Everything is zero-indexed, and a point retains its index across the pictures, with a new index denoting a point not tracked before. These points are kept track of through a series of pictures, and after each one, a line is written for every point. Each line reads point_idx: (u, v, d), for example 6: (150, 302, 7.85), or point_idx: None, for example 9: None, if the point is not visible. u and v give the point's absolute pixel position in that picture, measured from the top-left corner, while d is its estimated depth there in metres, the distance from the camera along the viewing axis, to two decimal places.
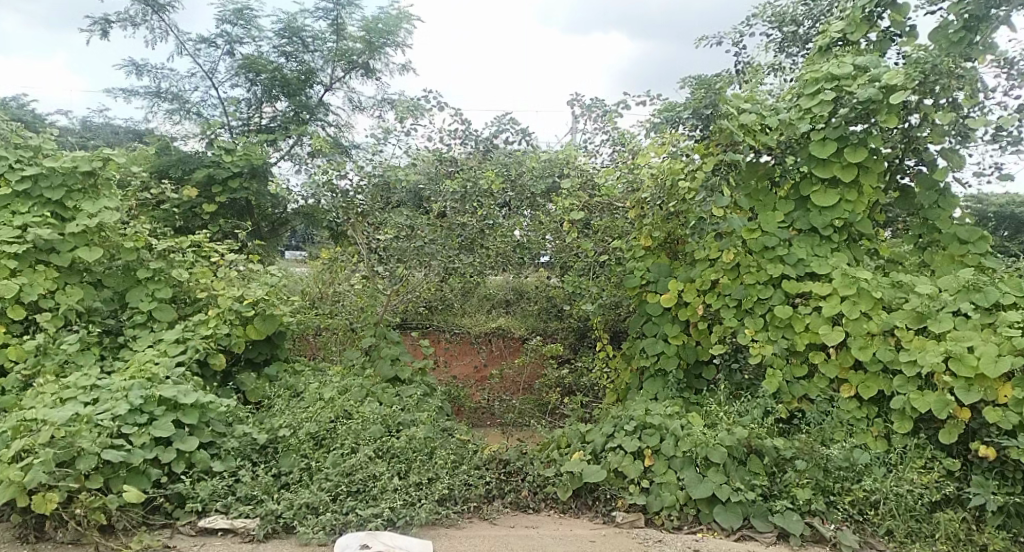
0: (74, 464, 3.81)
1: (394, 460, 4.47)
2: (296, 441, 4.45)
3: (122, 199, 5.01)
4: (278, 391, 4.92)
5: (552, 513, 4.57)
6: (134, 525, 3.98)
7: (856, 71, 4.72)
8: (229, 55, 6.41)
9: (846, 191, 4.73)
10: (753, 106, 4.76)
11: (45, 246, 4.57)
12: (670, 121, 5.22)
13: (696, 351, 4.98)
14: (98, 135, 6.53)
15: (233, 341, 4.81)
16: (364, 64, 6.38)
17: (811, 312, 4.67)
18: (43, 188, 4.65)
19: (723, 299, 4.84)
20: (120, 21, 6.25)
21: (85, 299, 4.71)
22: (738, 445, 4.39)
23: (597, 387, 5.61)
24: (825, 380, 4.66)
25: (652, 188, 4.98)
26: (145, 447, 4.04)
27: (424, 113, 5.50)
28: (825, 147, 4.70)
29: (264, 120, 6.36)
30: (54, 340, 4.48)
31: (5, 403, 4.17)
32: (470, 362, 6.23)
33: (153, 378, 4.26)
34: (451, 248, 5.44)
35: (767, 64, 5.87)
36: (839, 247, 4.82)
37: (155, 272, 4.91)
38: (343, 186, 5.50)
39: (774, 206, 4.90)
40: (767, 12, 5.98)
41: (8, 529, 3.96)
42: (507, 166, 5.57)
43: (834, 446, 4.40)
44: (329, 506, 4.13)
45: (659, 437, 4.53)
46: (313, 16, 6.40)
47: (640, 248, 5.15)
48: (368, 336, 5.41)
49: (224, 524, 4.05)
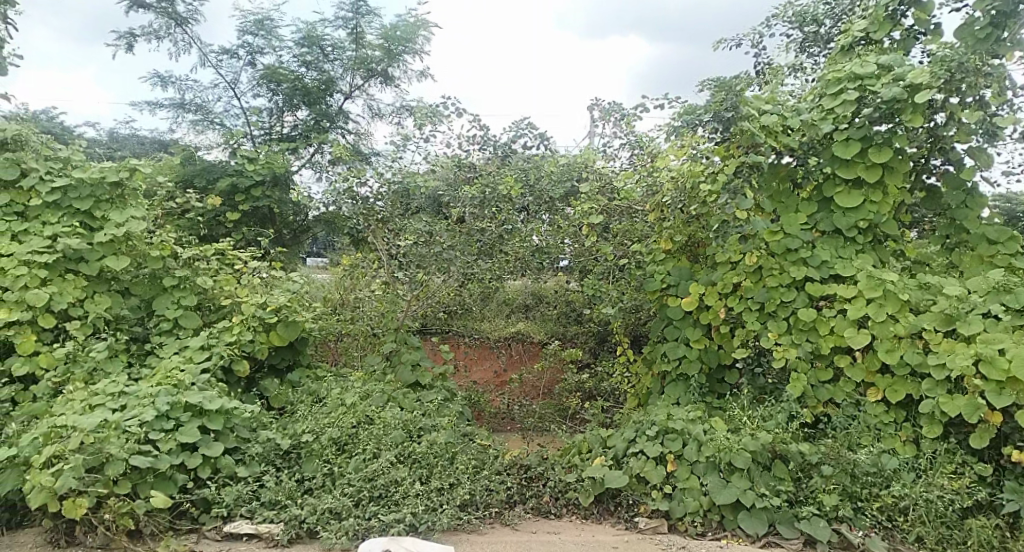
0: (103, 470, 3.88)
1: (416, 465, 4.50)
2: (319, 447, 4.50)
3: (149, 209, 5.10)
4: (301, 397, 4.97)
5: (574, 519, 4.55)
6: (161, 530, 4.04)
7: (880, 70, 4.66)
8: (251, 66, 6.49)
9: (871, 192, 4.68)
10: (775, 107, 4.78)
11: (74, 256, 4.68)
12: (690, 124, 5.00)
13: (718, 354, 4.94)
14: (124, 146, 6.65)
15: (256, 347, 4.87)
16: (383, 72, 6.46)
17: (836, 315, 4.61)
18: (71, 199, 4.76)
19: (746, 302, 4.80)
20: (145, 35, 6.36)
21: (113, 307, 4.80)
22: (762, 450, 4.34)
23: (617, 392, 5.56)
24: (851, 384, 4.60)
25: (673, 192, 4.95)
26: (172, 453, 4.10)
27: (443, 119, 5.52)
28: (849, 147, 4.65)
29: (286, 128, 6.42)
30: (83, 348, 4.57)
31: (36, 411, 4.23)
32: (491, 367, 6.25)
33: (179, 385, 4.33)
34: (470, 254, 5.43)
35: (788, 64, 5.82)
36: (865, 249, 4.76)
37: (181, 280, 4.99)
38: (364, 193, 5.57)
39: (797, 208, 4.86)
40: (788, 12, 5.94)
41: (40, 534, 4.03)
42: (525, 171, 5.55)
43: (862, 451, 4.34)
44: (352, 511, 4.15)
45: (681, 442, 4.50)
46: (333, 25, 6.46)
47: (660, 251, 5.12)
48: (389, 341, 5.42)
49: (249, 529, 4.09)
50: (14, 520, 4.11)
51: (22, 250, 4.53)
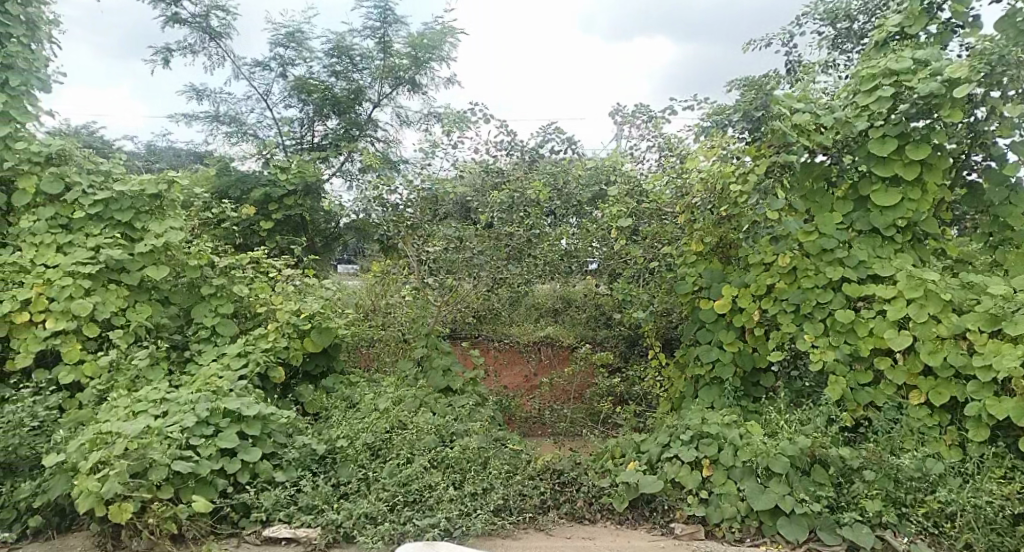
0: (146, 475, 3.97)
1: (449, 470, 4.54)
2: (353, 452, 4.57)
3: (187, 219, 5.24)
4: (334, 402, 5.04)
5: (609, 525, 4.50)
6: (203, 534, 4.11)
7: (916, 65, 4.55)
8: (282, 77, 6.62)
9: (909, 190, 4.57)
10: (807, 106, 4.65)
11: (117, 266, 4.81)
12: (721, 125, 5.09)
13: (753, 357, 4.86)
14: (162, 158, 6.82)
15: (291, 353, 4.96)
16: (411, 80, 6.51)
17: (875, 316, 4.51)
18: (113, 211, 4.91)
19: (781, 304, 4.73)
20: (180, 50, 6.53)
21: (154, 316, 4.92)
22: (801, 455, 4.26)
23: (649, 395, 5.51)
24: (893, 387, 4.49)
25: (702, 193, 4.88)
26: (212, 459, 4.19)
27: (470, 125, 5.54)
28: (885, 144, 4.56)
29: (316, 138, 6.54)
30: (126, 356, 4.69)
31: (82, 418, 4.35)
32: (521, 371, 6.27)
33: (218, 391, 4.43)
34: (500, 259, 5.44)
35: (820, 62, 5.73)
36: (904, 248, 4.66)
37: (218, 288, 5.10)
38: (394, 201, 5.59)
39: (832, 207, 4.76)
40: (819, 9, 5.86)
41: (87, 537, 4.12)
42: (554, 176, 5.52)
43: (905, 455, 4.24)
44: (387, 516, 4.20)
45: (717, 447, 4.43)
46: (362, 35, 6.56)
47: (691, 253, 5.06)
48: (420, 346, 5.47)
49: (288, 534, 4.15)
50: (63, 524, 4.21)
51: (67, 262, 4.67)
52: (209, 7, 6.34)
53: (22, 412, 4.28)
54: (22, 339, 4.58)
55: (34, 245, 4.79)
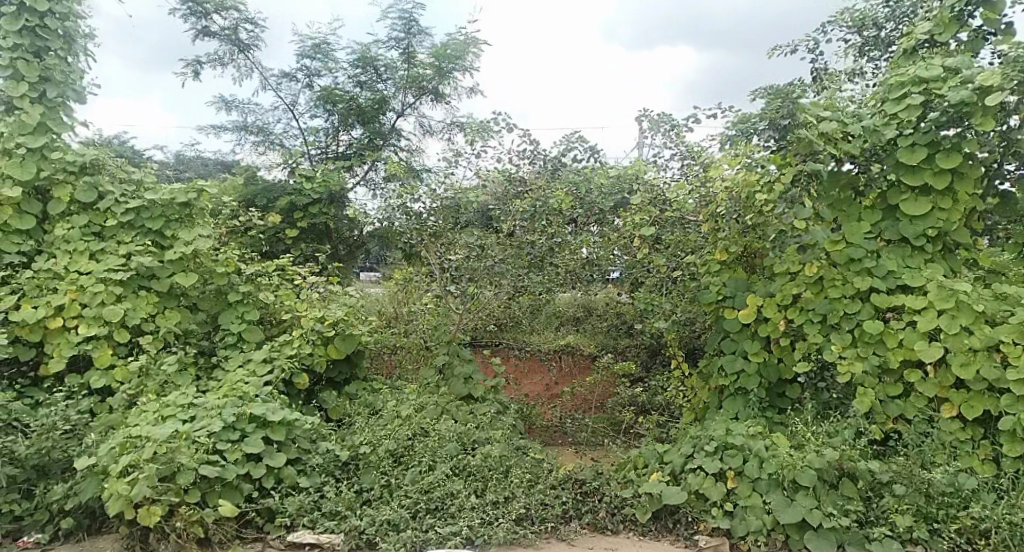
0: (174, 479, 4.02)
1: (471, 478, 4.55)
2: (377, 458, 4.59)
3: (215, 227, 5.34)
4: (358, 409, 5.08)
5: (631, 536, 4.44)
6: (228, 538, 4.16)
7: (946, 73, 4.47)
8: (309, 88, 6.71)
9: (939, 199, 4.49)
10: (834, 114, 4.58)
11: (147, 273, 4.91)
12: (746, 133, 5.14)
13: (779, 369, 4.78)
14: (190, 167, 6.94)
15: (315, 360, 5.00)
16: (434, 90, 6.55)
17: (905, 328, 4.43)
18: (144, 219, 5.03)
19: (807, 314, 4.65)
20: (211, 61, 6.65)
21: (183, 322, 5.02)
22: (829, 468, 4.19)
23: (672, 405, 5.45)
24: (924, 399, 4.40)
25: (727, 202, 4.86)
26: (238, 463, 4.23)
27: (492, 134, 5.55)
28: (914, 153, 4.48)
29: (341, 147, 6.62)
30: (156, 361, 4.77)
31: (112, 421, 4.43)
32: (541, 380, 6.21)
33: (244, 396, 4.47)
34: (521, 267, 5.48)
35: (847, 69, 5.66)
36: (934, 258, 4.57)
37: (244, 295, 5.17)
38: (417, 209, 5.66)
39: (860, 217, 4.68)
40: (845, 17, 5.81)
41: (116, 540, 4.18)
42: (577, 184, 5.51)
43: (936, 470, 4.16)
44: (409, 523, 4.21)
45: (742, 458, 4.37)
46: (386, 46, 6.63)
47: (715, 262, 5.00)
48: (442, 354, 5.52)
49: (312, 539, 4.17)
50: (94, 526, 4.28)
51: (99, 268, 4.78)
52: (238, 20, 6.46)
53: (56, 415, 4.36)
54: (55, 343, 4.69)
55: (69, 252, 4.91)
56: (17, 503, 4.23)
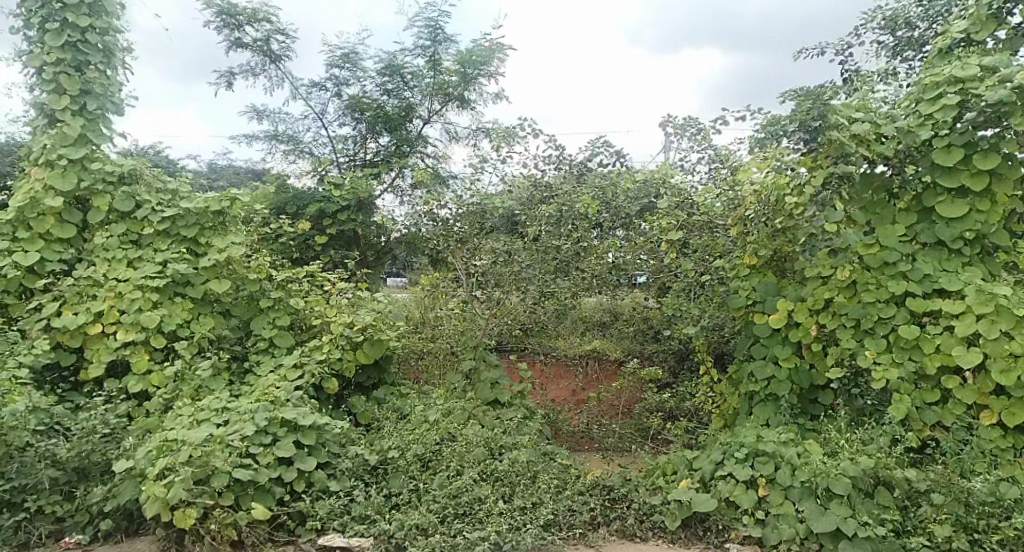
0: (209, 482, 4.10)
1: (498, 484, 4.56)
2: (405, 463, 4.62)
3: (248, 234, 5.44)
4: (386, 413, 5.12)
5: (661, 543, 4.38)
6: (261, 541, 4.21)
7: (984, 72, 4.34)
8: (337, 96, 6.80)
9: (977, 201, 4.39)
10: (866, 115, 4.51)
11: (182, 280, 5.02)
12: (775, 135, 4.96)
13: (811, 374, 4.71)
14: (223, 176, 7.09)
15: (344, 364, 5.06)
16: (460, 96, 6.61)
17: (942, 332, 4.32)
18: (179, 227, 5.14)
19: (839, 319, 4.56)
20: (243, 72, 6.78)
21: (216, 327, 5.12)
22: (864, 476, 4.10)
23: (701, 412, 5.42)
24: (962, 406, 4.30)
25: (757, 206, 4.82)
26: (270, 467, 4.30)
27: (518, 140, 5.57)
28: (950, 154, 4.38)
29: (369, 154, 6.69)
30: (190, 366, 4.85)
31: (149, 425, 4.52)
32: (567, 385, 6.11)
33: (275, 401, 4.53)
34: (547, 272, 5.49)
35: (879, 70, 5.58)
36: (972, 261, 4.46)
37: (275, 301, 5.26)
38: (443, 215, 5.73)
39: (894, 219, 4.57)
40: (876, 18, 5.73)
41: (152, 542, 4.26)
42: (603, 189, 5.52)
43: (976, 479, 4.06)
44: (438, 528, 4.22)
45: (773, 465, 4.31)
46: (413, 53, 6.69)
47: (744, 266, 4.94)
48: (469, 359, 5.51)
49: (342, 542, 4.21)
50: (131, 528, 4.36)
51: (137, 275, 4.89)
52: (270, 31, 6.59)
53: (95, 419, 4.46)
54: (95, 349, 4.83)
55: (107, 260, 5.02)
56: (59, 504, 4.31)
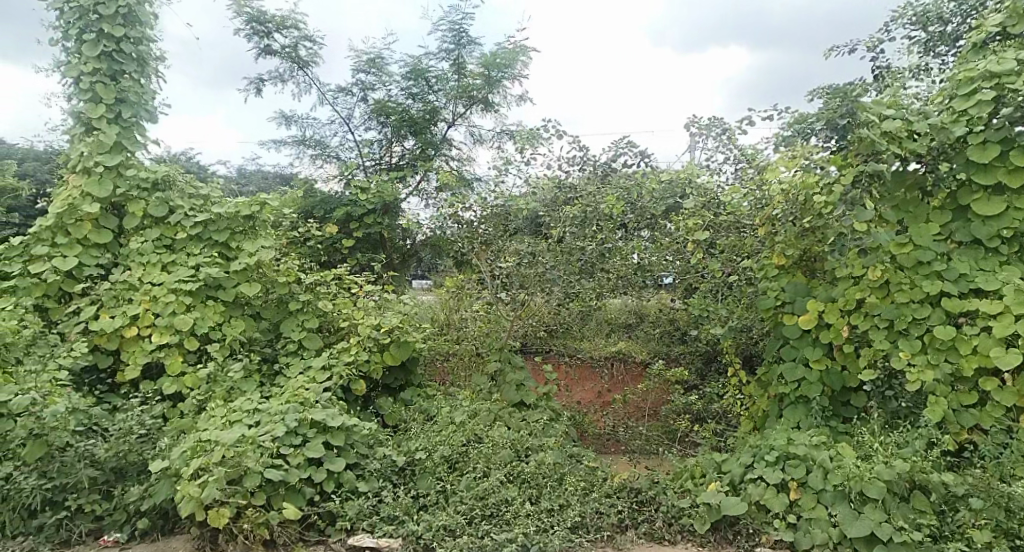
0: (242, 482, 4.16)
1: (525, 485, 4.55)
2: (432, 464, 4.64)
3: (277, 238, 5.52)
4: (412, 414, 5.15)
5: (690, 546, 4.33)
6: (292, 540, 4.26)
7: (1020, 66, 4.22)
8: (363, 101, 6.86)
9: (1014, 198, 4.27)
10: (897, 112, 4.41)
11: (214, 284, 5.11)
12: (803, 133, 5.07)
13: (842, 376, 4.62)
14: (252, 181, 7.20)
15: (371, 366, 5.11)
16: (484, 99, 6.65)
17: (980, 333, 4.21)
18: (211, 232, 5.25)
19: (872, 320, 4.45)
20: (272, 79, 6.88)
21: (247, 330, 5.20)
22: (899, 480, 4.00)
23: (729, 414, 5.37)
24: (1001, 409, 4.19)
25: (784, 205, 4.74)
26: (300, 467, 4.35)
27: (542, 141, 5.58)
28: (986, 150, 4.27)
29: (394, 158, 6.75)
30: (222, 368, 4.93)
31: (183, 426, 4.58)
32: (594, 387, 6.05)
33: (305, 402, 4.58)
34: (573, 273, 5.48)
35: (911, 66, 5.48)
36: (1010, 260, 4.33)
37: (304, 304, 5.33)
38: (468, 217, 5.80)
39: (928, 218, 4.47)
40: (909, 13, 5.62)
41: (187, 541, 4.33)
42: (628, 190, 5.52)
43: (1017, 483, 3.94)
44: (465, 529, 4.22)
45: (805, 469, 4.24)
46: (437, 57, 6.73)
47: (773, 266, 4.87)
48: (494, 361, 5.54)
49: (370, 542, 4.21)
50: (166, 527, 4.44)
51: (171, 279, 4.99)
52: (298, 38, 6.68)
53: (131, 420, 4.53)
54: (131, 351, 4.93)
55: (143, 265, 5.14)
56: (98, 503, 4.39)
